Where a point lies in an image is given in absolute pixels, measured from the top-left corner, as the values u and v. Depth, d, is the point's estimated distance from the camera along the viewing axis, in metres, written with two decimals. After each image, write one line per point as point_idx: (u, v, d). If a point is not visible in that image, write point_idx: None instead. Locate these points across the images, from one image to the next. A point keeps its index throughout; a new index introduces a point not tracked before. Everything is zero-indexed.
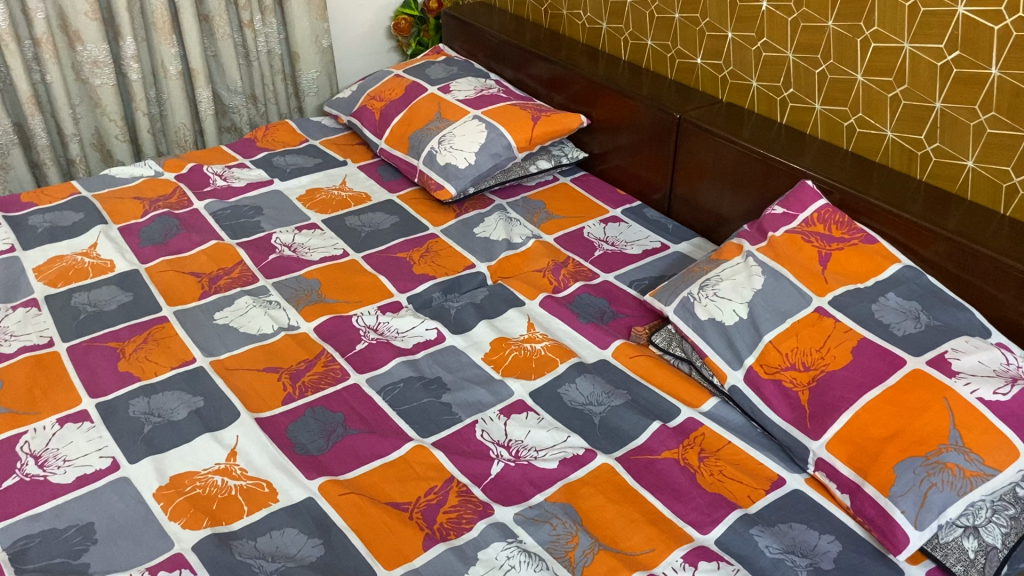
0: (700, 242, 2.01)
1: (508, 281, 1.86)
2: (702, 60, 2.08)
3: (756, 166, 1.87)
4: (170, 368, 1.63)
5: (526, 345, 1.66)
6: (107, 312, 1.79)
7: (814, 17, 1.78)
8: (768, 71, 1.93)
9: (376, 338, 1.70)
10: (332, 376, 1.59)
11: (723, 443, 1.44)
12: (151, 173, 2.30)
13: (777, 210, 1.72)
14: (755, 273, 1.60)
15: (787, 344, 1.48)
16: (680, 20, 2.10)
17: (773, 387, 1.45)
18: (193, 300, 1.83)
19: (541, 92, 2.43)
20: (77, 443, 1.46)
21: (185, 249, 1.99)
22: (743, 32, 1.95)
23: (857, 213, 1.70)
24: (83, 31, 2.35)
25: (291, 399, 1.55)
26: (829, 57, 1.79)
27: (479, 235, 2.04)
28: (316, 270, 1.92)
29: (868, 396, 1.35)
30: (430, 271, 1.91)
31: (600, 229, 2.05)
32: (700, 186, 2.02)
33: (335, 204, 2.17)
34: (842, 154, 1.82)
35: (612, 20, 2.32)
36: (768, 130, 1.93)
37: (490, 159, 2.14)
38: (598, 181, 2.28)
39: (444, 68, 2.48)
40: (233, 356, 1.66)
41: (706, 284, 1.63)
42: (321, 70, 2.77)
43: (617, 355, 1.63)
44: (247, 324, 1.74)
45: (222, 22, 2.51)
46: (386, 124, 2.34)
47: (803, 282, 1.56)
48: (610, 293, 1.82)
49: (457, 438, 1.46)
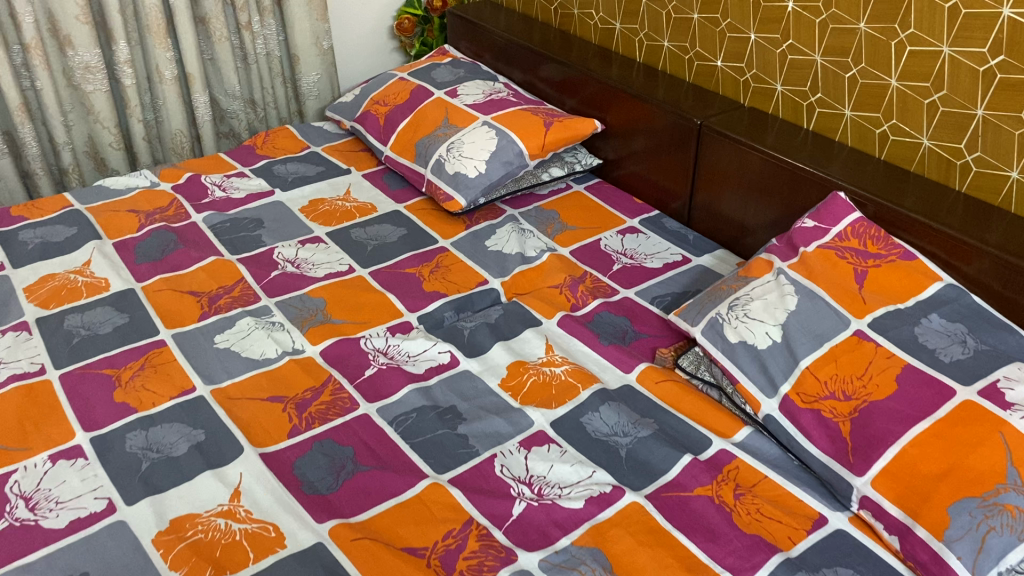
0: (723, 254, 1.92)
1: (523, 298, 1.78)
2: (723, 62, 1.99)
3: (783, 176, 1.77)
4: (169, 398, 1.54)
5: (545, 370, 1.57)
6: (102, 336, 1.70)
7: (845, 19, 1.69)
8: (794, 75, 1.83)
9: (386, 362, 1.61)
10: (340, 407, 1.50)
11: (759, 478, 1.35)
12: (147, 183, 2.21)
13: (808, 224, 1.63)
14: (788, 293, 1.51)
15: (826, 371, 1.39)
16: (699, 21, 2.00)
17: (811, 417, 1.37)
18: (192, 322, 1.73)
19: (552, 95, 2.34)
20: (71, 483, 1.37)
21: (183, 266, 1.90)
22: (768, 33, 1.85)
23: (892, 226, 1.61)
24: (74, 36, 2.25)
25: (297, 432, 1.46)
26: (860, 61, 1.69)
27: (492, 248, 1.95)
28: (321, 288, 1.83)
29: (916, 429, 1.27)
30: (441, 288, 1.82)
31: (617, 241, 1.96)
32: (722, 195, 1.93)
33: (339, 216, 2.08)
34: (874, 163, 1.72)
35: (626, 21, 2.22)
36: (794, 137, 1.83)
37: (501, 167, 2.05)
38: (613, 189, 2.19)
39: (450, 70, 2.38)
40: (235, 383, 1.57)
41: (735, 303, 1.54)
42: (322, 72, 2.67)
43: (642, 380, 1.54)
44: (250, 348, 1.65)
45: (219, 24, 2.41)
46: (391, 130, 2.25)
47: (840, 303, 1.47)
48: (632, 310, 1.73)
49: (474, 475, 1.37)
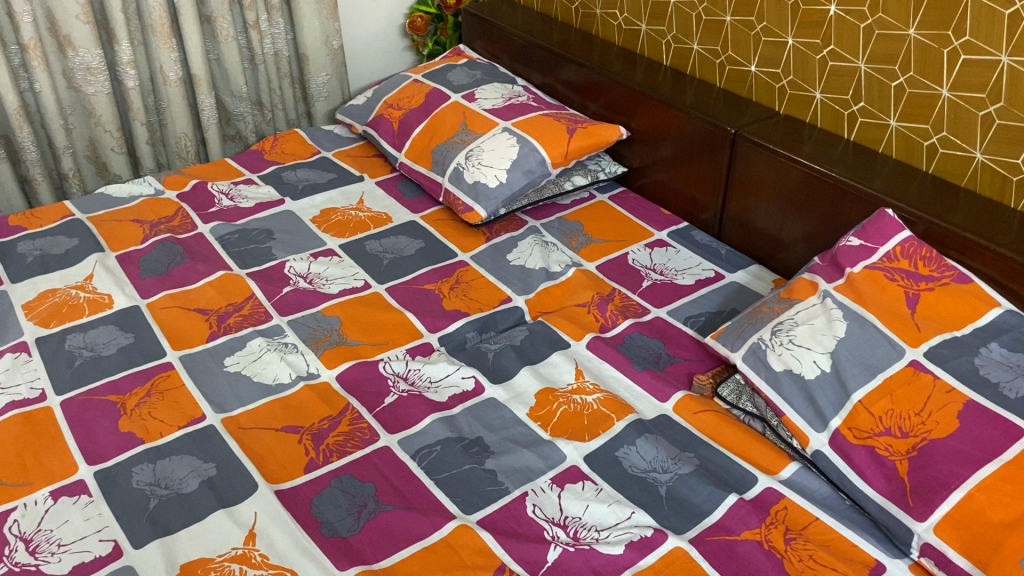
0: (758, 270, 1.83)
1: (549, 318, 1.69)
2: (757, 68, 1.89)
3: (823, 189, 1.68)
4: (178, 428, 1.45)
5: (576, 398, 1.48)
6: (106, 358, 1.60)
7: (893, 25, 1.59)
8: (835, 82, 1.74)
9: (407, 389, 1.52)
10: (359, 438, 1.42)
11: (809, 520, 1.27)
12: (151, 191, 2.12)
13: (853, 242, 1.54)
14: (836, 318, 1.42)
15: (880, 406, 1.30)
16: (732, 23, 1.91)
17: (865, 455, 1.28)
18: (200, 342, 1.64)
19: (573, 98, 2.24)
20: (74, 523, 1.28)
21: (190, 281, 1.81)
22: (807, 38, 1.76)
23: (943, 246, 1.52)
24: (74, 36, 2.15)
25: (314, 466, 1.37)
26: (908, 69, 1.60)
27: (514, 262, 1.85)
28: (335, 306, 1.73)
29: (982, 472, 1.18)
30: (462, 307, 1.73)
31: (646, 255, 1.87)
32: (756, 207, 1.84)
33: (353, 227, 1.99)
34: (920, 176, 1.63)
35: (653, 22, 2.12)
36: (833, 147, 1.74)
37: (523, 177, 1.96)
38: (638, 199, 2.09)
39: (466, 72, 2.29)
40: (248, 412, 1.48)
41: (779, 329, 1.45)
42: (331, 73, 2.57)
43: (680, 411, 1.45)
44: (262, 372, 1.56)
45: (226, 23, 2.32)
46: (406, 135, 2.16)
47: (893, 330, 1.38)
48: (665, 332, 1.64)
49: (505, 516, 1.28)
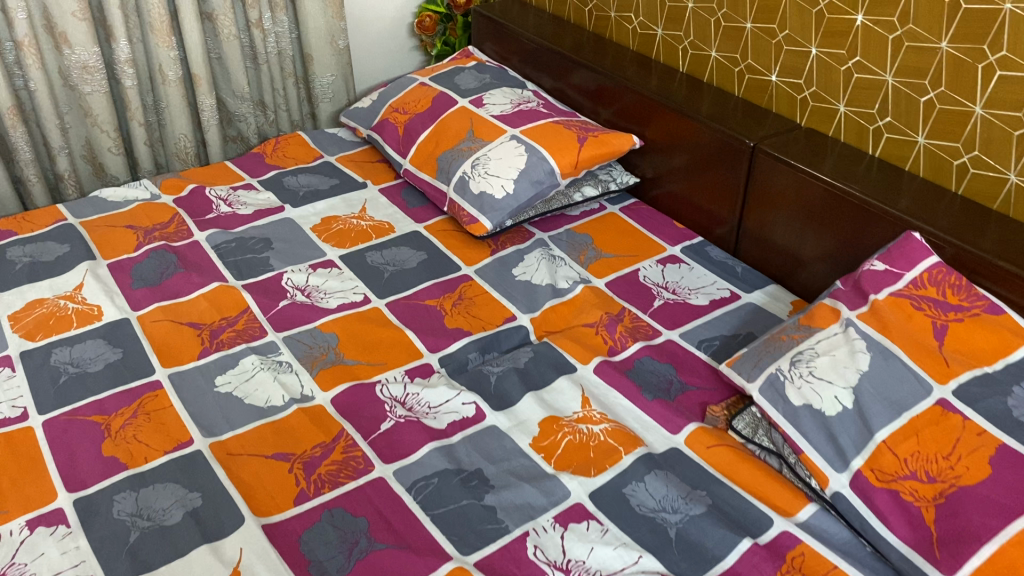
0: (775, 291, 1.74)
1: (555, 339, 1.61)
2: (778, 77, 1.81)
3: (846, 208, 1.60)
4: (164, 453, 1.38)
5: (582, 428, 1.41)
6: (92, 374, 1.54)
7: (924, 37, 1.50)
8: (860, 95, 1.65)
9: (404, 415, 1.44)
10: (353, 468, 1.34)
11: (828, 567, 1.19)
12: (147, 196, 2.05)
13: (877, 267, 1.46)
14: (858, 350, 1.34)
15: (905, 447, 1.23)
16: (752, 30, 1.83)
17: (888, 499, 1.21)
18: (191, 359, 1.57)
19: (585, 104, 2.16)
20: (49, 556, 1.22)
21: (184, 292, 1.74)
22: (832, 48, 1.67)
23: (972, 272, 1.44)
24: (71, 33, 2.09)
25: (304, 498, 1.30)
26: (939, 84, 1.51)
27: (519, 277, 1.78)
28: (333, 321, 1.66)
29: (1016, 525, 1.11)
30: (465, 325, 1.65)
31: (658, 272, 1.79)
32: (775, 224, 1.76)
33: (354, 236, 1.91)
34: (949, 198, 1.55)
35: (669, 27, 2.04)
36: (856, 164, 1.65)
37: (531, 187, 1.88)
38: (650, 211, 2.02)
39: (475, 76, 2.21)
40: (237, 437, 1.41)
41: (798, 359, 1.38)
42: (337, 73, 2.50)
43: (692, 444, 1.38)
44: (253, 393, 1.49)
45: (227, 21, 2.24)
46: (411, 141, 2.08)
47: (920, 365, 1.30)
48: (676, 357, 1.56)
49: (505, 557, 1.21)
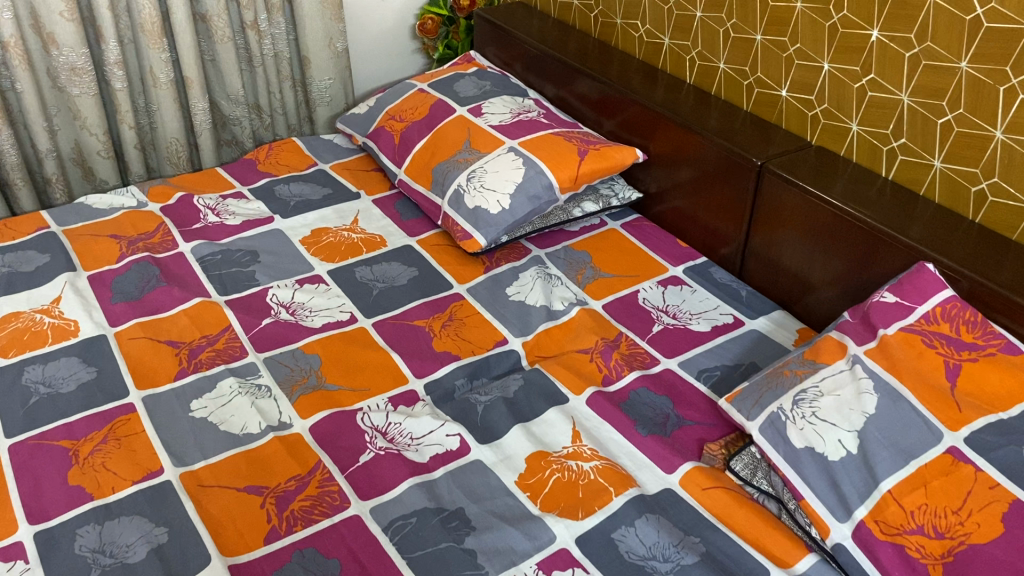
0: (780, 317, 1.67)
1: (547, 365, 1.54)
2: (788, 93, 1.73)
3: (855, 234, 1.51)
4: (132, 483, 1.32)
5: (571, 464, 1.34)
6: (63, 395, 1.47)
7: (942, 56, 1.42)
8: (874, 115, 1.57)
9: (385, 447, 1.37)
10: (328, 504, 1.28)
11: None
12: (133, 203, 1.99)
13: (887, 299, 1.38)
14: (865, 390, 1.26)
15: (912, 499, 1.15)
16: (762, 42, 1.74)
17: (892, 554, 1.13)
18: (167, 381, 1.51)
19: (588, 114, 2.08)
20: None
21: (164, 308, 1.67)
22: (845, 64, 1.59)
23: (988, 307, 1.36)
24: (58, 34, 2.02)
25: (275, 536, 1.24)
26: (957, 106, 1.43)
27: (513, 297, 1.70)
28: (316, 342, 1.59)
29: None
30: (454, 348, 1.58)
31: (658, 294, 1.72)
32: (782, 246, 1.68)
33: (344, 250, 1.85)
34: (965, 226, 1.46)
35: (677, 36, 1.96)
36: (868, 186, 1.57)
37: (528, 203, 1.80)
38: (653, 227, 1.94)
39: (474, 83, 2.14)
40: (210, 467, 1.35)
41: (800, 397, 1.30)
42: (335, 76, 2.43)
43: (687, 485, 1.31)
44: (230, 419, 1.43)
45: (221, 23, 2.18)
46: (406, 150, 2.01)
47: (930, 409, 1.23)
48: (674, 389, 1.49)
49: None
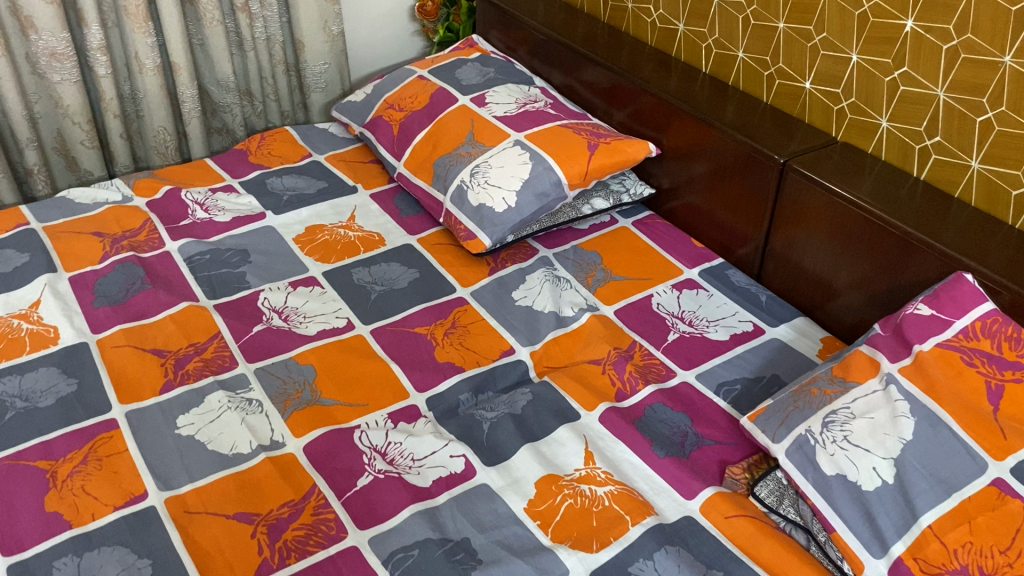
0: (803, 325, 1.58)
1: (557, 378, 1.45)
2: (812, 85, 1.62)
3: (886, 240, 1.42)
4: (114, 508, 1.23)
5: (585, 489, 1.25)
6: (41, 410, 1.38)
7: (984, 50, 1.32)
8: (906, 110, 1.47)
9: (385, 469, 1.29)
10: (323, 534, 1.19)
11: None
12: (118, 198, 1.89)
13: (922, 312, 1.29)
14: (901, 414, 1.17)
15: (955, 536, 1.07)
16: (785, 31, 1.64)
17: None
18: (152, 395, 1.42)
19: (597, 104, 1.98)
20: None
21: (149, 313, 1.58)
22: (875, 56, 1.48)
23: None
24: (37, 17, 1.91)
25: (267, 570, 1.15)
26: (999, 103, 1.33)
27: (520, 302, 1.61)
28: (310, 351, 1.50)
29: None
30: (457, 358, 1.49)
31: (673, 299, 1.62)
32: (804, 248, 1.58)
33: (340, 249, 1.75)
34: (1004, 232, 1.37)
35: (692, 22, 1.85)
36: (898, 187, 1.47)
37: (535, 200, 1.70)
38: (666, 226, 1.84)
39: (477, 69, 2.03)
40: (197, 490, 1.26)
41: (831, 420, 1.21)
42: (330, 60, 2.32)
43: (708, 513, 1.22)
44: (219, 437, 1.34)
45: (211, 5, 2.06)
46: (405, 141, 1.91)
47: (972, 435, 1.14)
48: (692, 405, 1.40)
49: None
